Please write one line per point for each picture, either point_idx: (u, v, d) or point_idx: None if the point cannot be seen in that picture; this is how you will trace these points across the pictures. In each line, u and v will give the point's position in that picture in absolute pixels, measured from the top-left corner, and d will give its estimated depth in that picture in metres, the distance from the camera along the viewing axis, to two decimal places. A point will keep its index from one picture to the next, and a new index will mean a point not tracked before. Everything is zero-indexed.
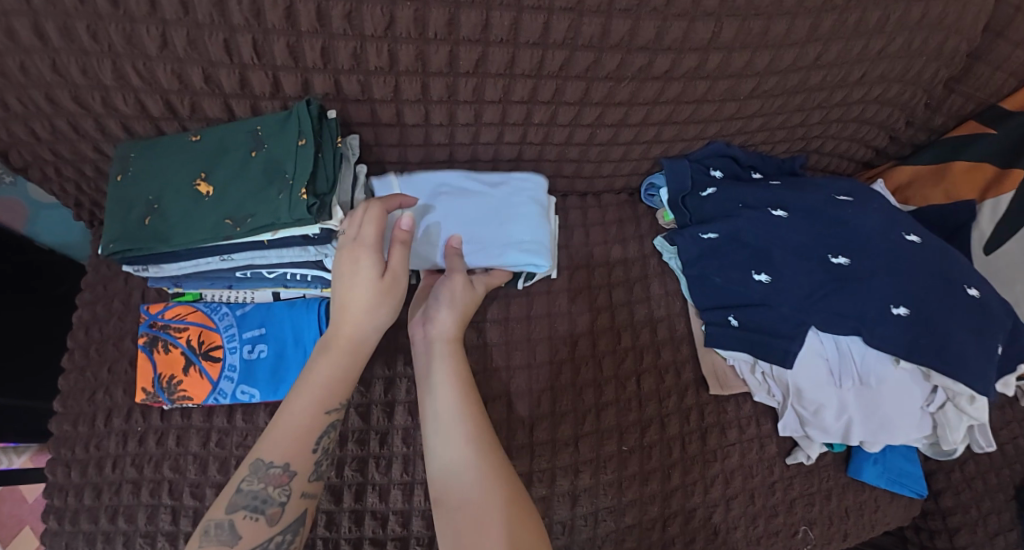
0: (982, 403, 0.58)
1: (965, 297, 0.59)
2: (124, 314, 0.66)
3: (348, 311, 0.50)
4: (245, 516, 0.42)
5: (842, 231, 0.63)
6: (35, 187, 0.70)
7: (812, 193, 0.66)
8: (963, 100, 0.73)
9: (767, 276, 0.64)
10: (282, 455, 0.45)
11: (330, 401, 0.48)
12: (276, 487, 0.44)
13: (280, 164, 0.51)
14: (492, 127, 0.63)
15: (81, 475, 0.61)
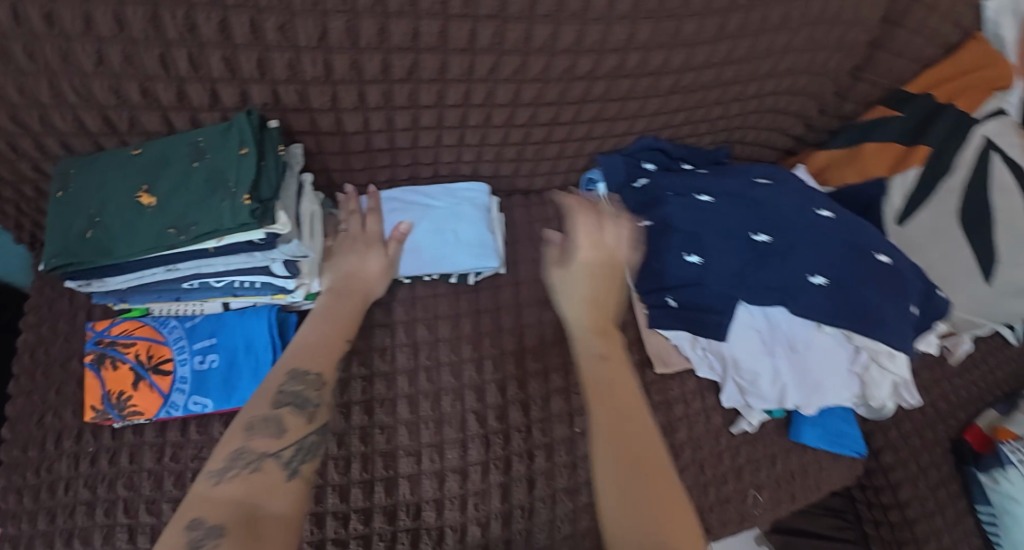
0: (903, 360, 0.63)
1: (878, 263, 0.64)
2: (70, 335, 0.67)
3: (360, 274, 0.62)
4: (289, 410, 0.48)
5: (763, 210, 0.67)
6: None
7: (733, 178, 0.71)
8: (871, 86, 0.79)
9: (698, 258, 0.67)
10: (316, 365, 0.52)
11: (347, 331, 0.57)
12: (313, 390, 0.50)
13: (221, 173, 0.53)
14: (430, 131, 0.66)
15: (33, 500, 0.59)
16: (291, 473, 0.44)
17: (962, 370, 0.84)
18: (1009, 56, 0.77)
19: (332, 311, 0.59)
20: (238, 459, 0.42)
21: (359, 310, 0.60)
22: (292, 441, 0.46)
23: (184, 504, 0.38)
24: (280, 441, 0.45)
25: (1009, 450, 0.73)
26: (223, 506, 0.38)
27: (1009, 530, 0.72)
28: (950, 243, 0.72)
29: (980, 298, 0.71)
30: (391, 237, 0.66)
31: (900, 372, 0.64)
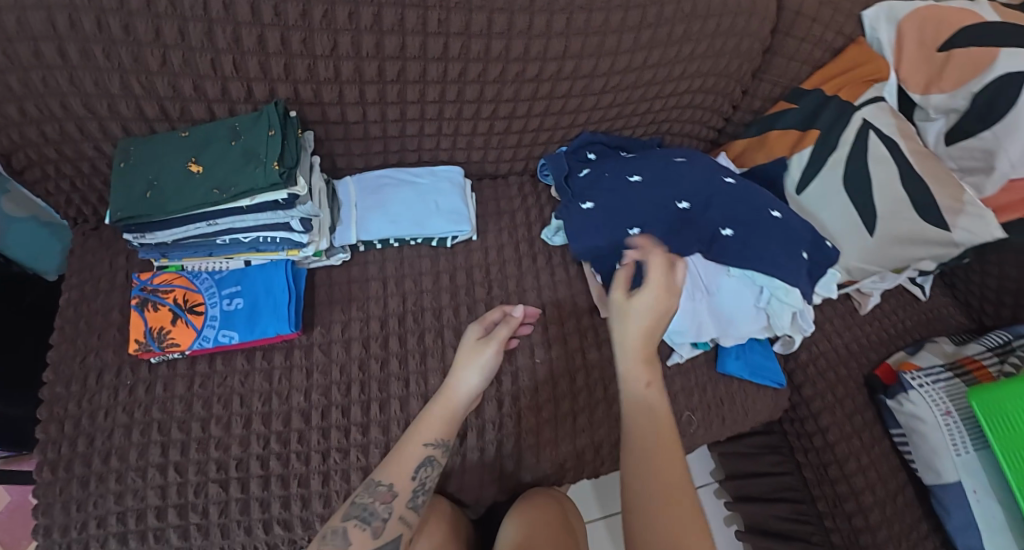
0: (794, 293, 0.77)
1: (774, 217, 0.80)
2: (110, 291, 0.80)
3: (460, 375, 0.63)
4: (354, 523, 0.51)
5: (681, 184, 0.83)
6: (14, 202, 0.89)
7: (656, 162, 0.87)
8: (772, 85, 0.98)
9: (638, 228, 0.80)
10: (387, 476, 0.55)
11: (425, 436, 0.59)
12: (382, 503, 0.53)
13: (254, 148, 0.68)
14: (414, 122, 0.82)
15: (73, 428, 0.71)
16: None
17: (872, 320, 0.99)
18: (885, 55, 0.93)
19: (418, 433, 0.60)
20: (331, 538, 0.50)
21: (452, 422, 0.61)
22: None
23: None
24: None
25: (910, 377, 0.86)
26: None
27: (917, 445, 0.85)
28: (839, 205, 0.87)
29: (868, 249, 0.86)
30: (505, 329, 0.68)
31: (792, 303, 0.77)
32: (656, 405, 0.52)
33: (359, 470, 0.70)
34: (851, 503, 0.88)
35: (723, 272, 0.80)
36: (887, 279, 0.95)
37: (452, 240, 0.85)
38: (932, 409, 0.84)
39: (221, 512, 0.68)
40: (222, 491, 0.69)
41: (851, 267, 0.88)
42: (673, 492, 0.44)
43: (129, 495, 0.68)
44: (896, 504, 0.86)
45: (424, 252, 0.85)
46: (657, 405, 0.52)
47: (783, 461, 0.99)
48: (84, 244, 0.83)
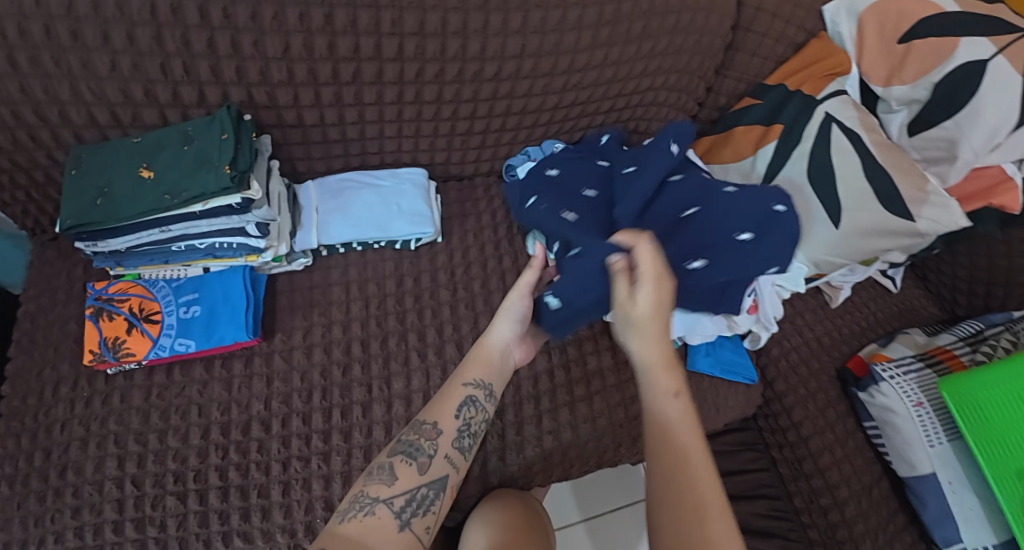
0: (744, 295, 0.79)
1: (691, 269, 0.71)
2: (67, 302, 0.78)
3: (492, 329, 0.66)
4: (400, 458, 0.54)
5: (630, 188, 0.76)
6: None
7: (607, 178, 0.82)
8: (736, 81, 0.99)
9: (573, 215, 0.73)
10: (431, 417, 0.58)
11: (465, 376, 0.62)
12: (427, 440, 0.56)
13: (207, 153, 0.67)
14: (373, 124, 0.81)
15: (30, 442, 0.70)
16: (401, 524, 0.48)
17: (843, 313, 0.99)
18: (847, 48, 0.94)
19: (462, 374, 0.62)
20: (355, 505, 0.47)
21: (488, 363, 0.63)
22: (404, 490, 0.51)
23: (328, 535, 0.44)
24: (392, 488, 0.50)
25: (881, 368, 0.86)
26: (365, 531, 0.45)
27: (888, 437, 0.85)
28: (803, 199, 0.87)
29: (833, 241, 0.85)
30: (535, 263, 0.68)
31: (741, 305, 0.79)
32: (663, 361, 0.47)
33: (321, 478, 0.69)
34: (826, 497, 0.87)
35: None
36: (856, 272, 0.95)
37: (415, 243, 0.84)
38: (903, 401, 0.83)
39: (180, 525, 0.66)
40: (180, 504, 0.67)
41: (818, 261, 0.87)
42: (693, 497, 0.41)
43: (85, 510, 0.66)
44: (872, 497, 0.85)
45: (387, 255, 0.84)
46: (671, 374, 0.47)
47: (760, 457, 0.99)
48: (42, 256, 0.82)
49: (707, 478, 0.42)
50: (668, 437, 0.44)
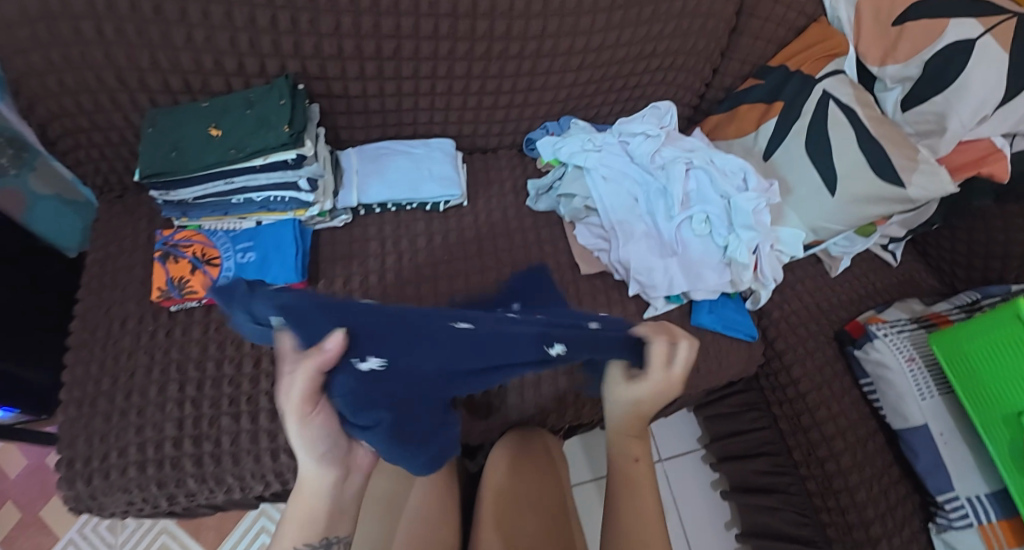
0: (744, 249, 0.83)
1: (457, 323, 0.45)
2: (133, 250, 0.87)
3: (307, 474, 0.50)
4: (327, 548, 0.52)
5: (474, 349, 0.47)
6: (34, 180, 0.94)
7: (474, 351, 0.48)
8: (740, 63, 1.06)
9: (375, 362, 0.42)
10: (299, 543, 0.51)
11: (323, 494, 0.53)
12: None
13: (266, 115, 0.77)
14: (409, 97, 0.90)
15: (99, 368, 0.79)
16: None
17: (843, 281, 1.04)
18: (845, 31, 1.00)
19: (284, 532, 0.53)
20: None
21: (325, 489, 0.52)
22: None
23: None
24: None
25: (876, 328, 0.92)
26: None
27: (883, 393, 0.90)
28: (802, 168, 0.94)
29: (830, 208, 0.91)
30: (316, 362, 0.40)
31: (742, 258, 0.83)
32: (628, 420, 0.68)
33: None
34: (823, 449, 0.92)
35: (688, 231, 0.87)
36: (856, 243, 1.01)
37: (444, 205, 0.93)
38: (896, 356, 0.89)
39: (233, 442, 0.76)
40: (234, 423, 0.76)
41: (817, 227, 0.94)
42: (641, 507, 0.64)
43: (149, 427, 0.75)
44: (867, 449, 0.91)
45: (420, 215, 0.93)
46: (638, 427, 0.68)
47: (761, 416, 1.04)
48: (110, 211, 0.91)
49: (652, 508, 0.64)
50: (632, 469, 0.68)
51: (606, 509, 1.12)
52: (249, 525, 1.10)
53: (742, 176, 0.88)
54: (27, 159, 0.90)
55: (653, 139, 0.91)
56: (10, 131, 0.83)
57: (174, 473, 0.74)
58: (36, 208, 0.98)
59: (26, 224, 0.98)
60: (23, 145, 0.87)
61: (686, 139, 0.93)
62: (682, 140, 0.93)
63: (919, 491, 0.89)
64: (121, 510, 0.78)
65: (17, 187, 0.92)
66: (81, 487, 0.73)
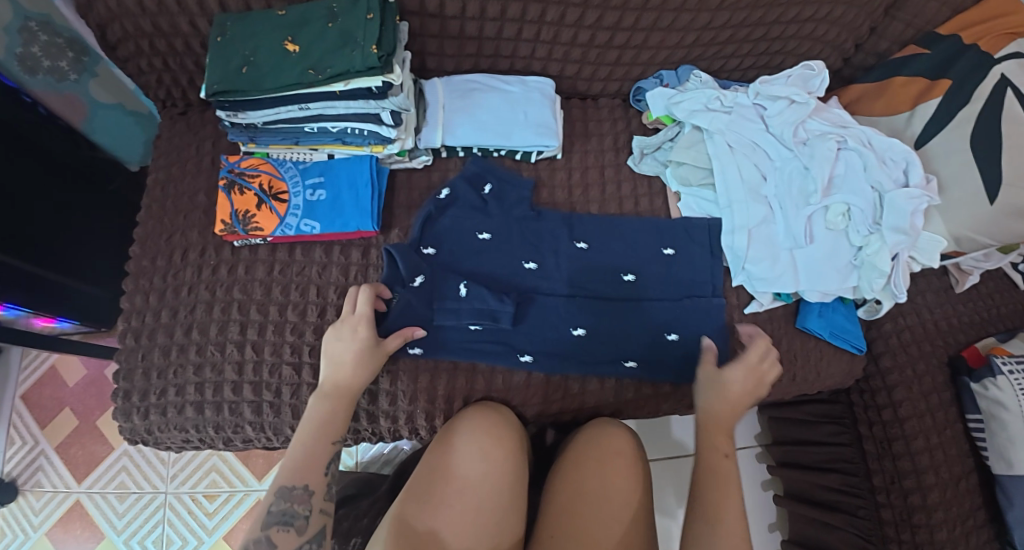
0: (886, 255, 0.71)
1: None
2: (197, 174, 0.79)
3: (342, 368, 0.63)
4: (276, 529, 0.51)
5: None
6: (94, 86, 0.89)
7: None
8: (904, 26, 0.87)
9: None
10: (301, 479, 0.55)
11: (334, 434, 0.60)
12: (299, 504, 0.54)
13: (352, 32, 0.65)
14: (513, 23, 0.75)
15: (158, 299, 0.73)
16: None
17: (967, 299, 0.91)
18: None
19: (325, 425, 0.60)
20: None
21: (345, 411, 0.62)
22: None
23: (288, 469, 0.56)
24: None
25: (1000, 361, 0.80)
26: (314, 476, 0.56)
27: (992, 433, 0.80)
28: (963, 164, 0.79)
29: (986, 218, 0.77)
30: (399, 334, 0.67)
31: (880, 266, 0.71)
32: (727, 470, 0.61)
33: (427, 373, 0.72)
34: (910, 480, 0.84)
35: (819, 224, 0.75)
36: (991, 258, 0.86)
37: (536, 155, 0.81)
38: (1018, 397, 0.78)
39: (293, 393, 0.71)
40: (294, 374, 0.71)
41: (961, 237, 0.79)
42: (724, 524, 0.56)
43: (208, 367, 0.71)
44: (958, 489, 0.82)
45: (509, 164, 0.82)
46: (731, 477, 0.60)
47: (843, 432, 0.94)
48: (172, 128, 0.82)
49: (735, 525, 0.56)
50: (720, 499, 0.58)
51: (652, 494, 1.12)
52: None
53: (902, 168, 0.74)
54: (87, 63, 0.86)
55: (799, 107, 0.76)
56: (70, 31, 0.81)
57: (233, 418, 0.71)
58: (96, 117, 0.93)
59: (88, 133, 0.93)
60: (84, 49, 0.84)
61: (833, 111, 0.78)
62: (829, 112, 0.78)
63: (1000, 538, 0.83)
64: (176, 445, 0.76)
65: (78, 92, 0.88)
66: (137, 421, 0.71)
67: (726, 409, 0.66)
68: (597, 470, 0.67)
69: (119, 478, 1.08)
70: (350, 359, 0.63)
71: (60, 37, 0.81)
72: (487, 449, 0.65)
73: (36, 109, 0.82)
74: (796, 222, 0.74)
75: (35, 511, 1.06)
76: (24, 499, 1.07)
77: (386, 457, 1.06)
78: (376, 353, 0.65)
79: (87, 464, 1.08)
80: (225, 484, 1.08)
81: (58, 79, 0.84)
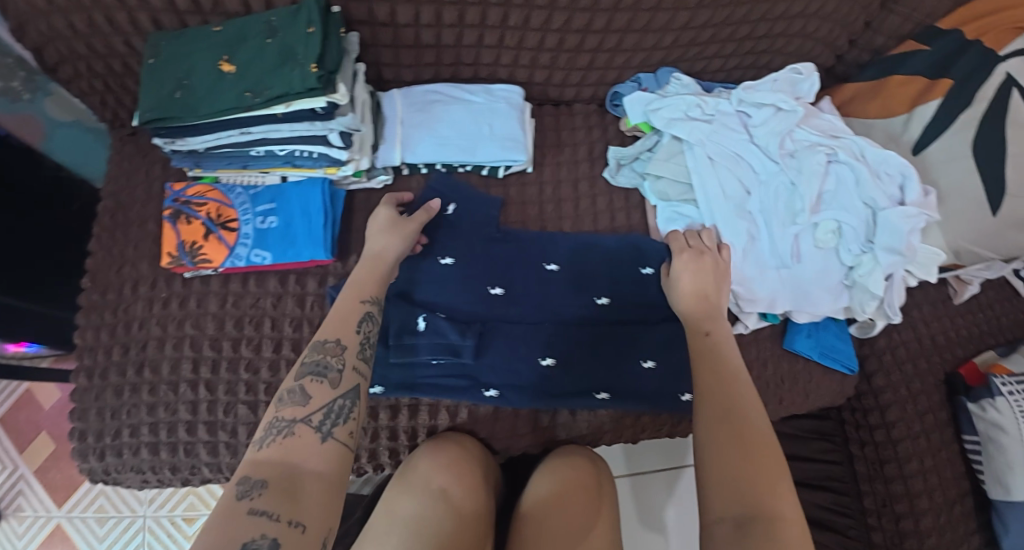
0: (878, 277, 0.66)
1: None
2: (147, 201, 0.74)
3: (379, 245, 0.62)
4: (310, 379, 0.46)
5: None
6: (50, 105, 0.85)
7: None
8: (902, 21, 0.79)
9: None
10: (332, 333, 0.50)
11: (365, 293, 0.56)
12: (333, 355, 0.49)
13: (292, 49, 0.59)
14: (473, 30, 0.69)
15: (109, 336, 0.69)
16: (324, 435, 0.42)
17: (966, 311, 0.86)
18: None
19: (357, 291, 0.56)
20: (272, 429, 0.42)
21: (383, 279, 0.59)
22: (320, 404, 0.44)
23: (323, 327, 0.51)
24: (309, 405, 0.44)
25: (999, 382, 0.76)
26: (344, 330, 0.51)
27: (988, 457, 0.76)
28: (961, 172, 0.74)
29: (985, 230, 0.73)
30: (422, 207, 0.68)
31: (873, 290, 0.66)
32: (708, 345, 0.53)
33: (389, 408, 0.69)
34: (902, 504, 0.80)
35: (808, 243, 0.69)
36: (993, 268, 0.82)
37: (504, 169, 0.76)
38: (1019, 421, 0.73)
39: (250, 433, 0.68)
40: (251, 413, 0.68)
41: (960, 249, 0.74)
42: (728, 405, 0.45)
43: (161, 408, 0.67)
44: (953, 513, 0.79)
45: (475, 181, 0.77)
46: (717, 347, 0.53)
47: (833, 450, 0.91)
48: (121, 151, 0.77)
49: (745, 405, 0.45)
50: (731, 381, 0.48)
51: (639, 507, 1.08)
52: None
53: (898, 181, 0.68)
54: (40, 81, 0.81)
55: (786, 115, 0.71)
56: (15, 51, 0.76)
57: (189, 459, 0.68)
58: (54, 137, 0.88)
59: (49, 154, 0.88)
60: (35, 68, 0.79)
61: (823, 118, 0.73)
62: (818, 119, 0.73)
63: None
64: (136, 484, 0.73)
65: (33, 112, 0.83)
66: (94, 463, 0.68)
67: (693, 281, 0.61)
68: (566, 519, 0.60)
69: (98, 501, 1.06)
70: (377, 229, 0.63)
71: (10, 56, 0.76)
72: (445, 486, 0.61)
73: None
74: (783, 241, 0.69)
75: (18, 535, 1.05)
76: (6, 524, 1.05)
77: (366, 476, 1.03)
78: (402, 226, 0.64)
79: (66, 488, 1.07)
80: (204, 506, 1.06)
81: (12, 99, 0.79)
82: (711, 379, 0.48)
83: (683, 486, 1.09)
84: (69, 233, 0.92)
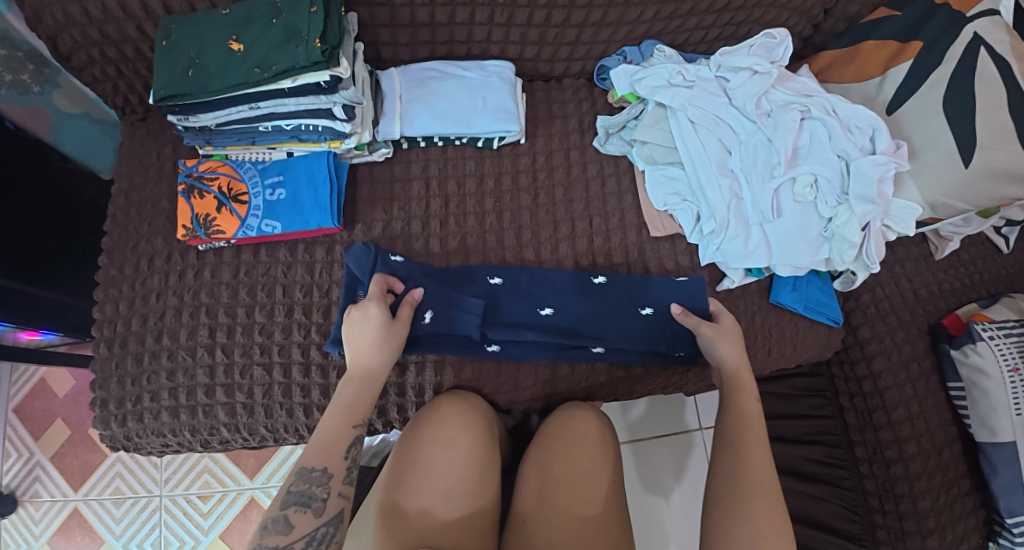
0: (855, 226, 0.70)
1: None
2: (159, 180, 0.79)
3: (362, 349, 0.60)
4: (294, 510, 0.49)
5: None
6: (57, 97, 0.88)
7: None
8: None
9: None
10: (321, 460, 0.53)
11: (356, 418, 0.57)
12: (319, 485, 0.52)
13: (296, 26, 0.64)
14: (465, 7, 0.74)
15: (128, 308, 0.73)
16: None
17: (947, 267, 0.89)
18: None
19: (344, 404, 0.58)
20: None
21: (371, 385, 0.60)
22: (304, 533, 0.49)
23: (311, 449, 0.54)
24: (292, 536, 0.48)
25: (980, 328, 0.79)
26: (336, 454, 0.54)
27: (973, 401, 0.79)
28: (934, 127, 0.76)
29: (957, 181, 0.75)
30: (405, 302, 0.65)
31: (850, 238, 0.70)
32: (751, 411, 0.60)
33: (396, 366, 0.72)
34: (892, 450, 0.84)
35: (787, 197, 0.73)
36: (971, 223, 0.85)
37: (498, 141, 0.80)
38: (999, 364, 0.77)
39: (265, 394, 0.71)
40: (265, 374, 0.71)
41: (936, 203, 0.77)
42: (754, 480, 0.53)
43: (180, 373, 0.71)
44: (941, 457, 0.82)
45: (471, 152, 0.81)
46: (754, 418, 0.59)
47: (826, 405, 0.95)
48: (133, 135, 0.81)
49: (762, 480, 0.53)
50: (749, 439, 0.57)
51: (641, 472, 1.12)
52: (285, 456, 1.11)
53: (869, 133, 0.72)
54: (48, 74, 0.85)
55: (761, 77, 0.75)
56: (27, 43, 0.80)
57: (207, 420, 0.72)
58: (62, 129, 0.91)
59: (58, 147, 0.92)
60: (44, 61, 0.84)
61: (798, 79, 0.77)
62: (794, 81, 0.77)
63: (985, 505, 0.82)
64: (157, 450, 0.77)
65: (43, 105, 0.87)
66: (115, 429, 0.72)
67: (736, 352, 0.65)
68: (569, 471, 0.64)
69: (114, 483, 1.10)
70: (368, 341, 0.60)
71: (20, 50, 0.80)
72: (453, 436, 0.64)
73: (4, 125, 0.81)
74: (763, 195, 0.73)
75: (35, 521, 1.09)
76: (24, 510, 1.09)
77: (375, 450, 1.05)
78: (393, 332, 0.63)
79: (83, 472, 1.10)
80: (218, 484, 1.10)
81: (20, 92, 0.82)
82: (732, 423, 0.59)
83: (682, 452, 1.13)
84: (81, 221, 0.96)
